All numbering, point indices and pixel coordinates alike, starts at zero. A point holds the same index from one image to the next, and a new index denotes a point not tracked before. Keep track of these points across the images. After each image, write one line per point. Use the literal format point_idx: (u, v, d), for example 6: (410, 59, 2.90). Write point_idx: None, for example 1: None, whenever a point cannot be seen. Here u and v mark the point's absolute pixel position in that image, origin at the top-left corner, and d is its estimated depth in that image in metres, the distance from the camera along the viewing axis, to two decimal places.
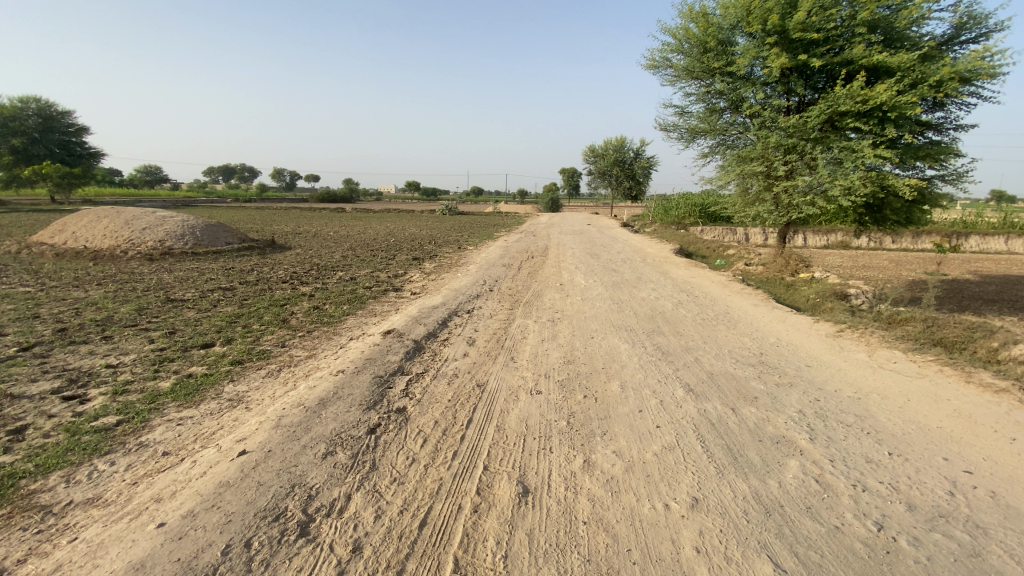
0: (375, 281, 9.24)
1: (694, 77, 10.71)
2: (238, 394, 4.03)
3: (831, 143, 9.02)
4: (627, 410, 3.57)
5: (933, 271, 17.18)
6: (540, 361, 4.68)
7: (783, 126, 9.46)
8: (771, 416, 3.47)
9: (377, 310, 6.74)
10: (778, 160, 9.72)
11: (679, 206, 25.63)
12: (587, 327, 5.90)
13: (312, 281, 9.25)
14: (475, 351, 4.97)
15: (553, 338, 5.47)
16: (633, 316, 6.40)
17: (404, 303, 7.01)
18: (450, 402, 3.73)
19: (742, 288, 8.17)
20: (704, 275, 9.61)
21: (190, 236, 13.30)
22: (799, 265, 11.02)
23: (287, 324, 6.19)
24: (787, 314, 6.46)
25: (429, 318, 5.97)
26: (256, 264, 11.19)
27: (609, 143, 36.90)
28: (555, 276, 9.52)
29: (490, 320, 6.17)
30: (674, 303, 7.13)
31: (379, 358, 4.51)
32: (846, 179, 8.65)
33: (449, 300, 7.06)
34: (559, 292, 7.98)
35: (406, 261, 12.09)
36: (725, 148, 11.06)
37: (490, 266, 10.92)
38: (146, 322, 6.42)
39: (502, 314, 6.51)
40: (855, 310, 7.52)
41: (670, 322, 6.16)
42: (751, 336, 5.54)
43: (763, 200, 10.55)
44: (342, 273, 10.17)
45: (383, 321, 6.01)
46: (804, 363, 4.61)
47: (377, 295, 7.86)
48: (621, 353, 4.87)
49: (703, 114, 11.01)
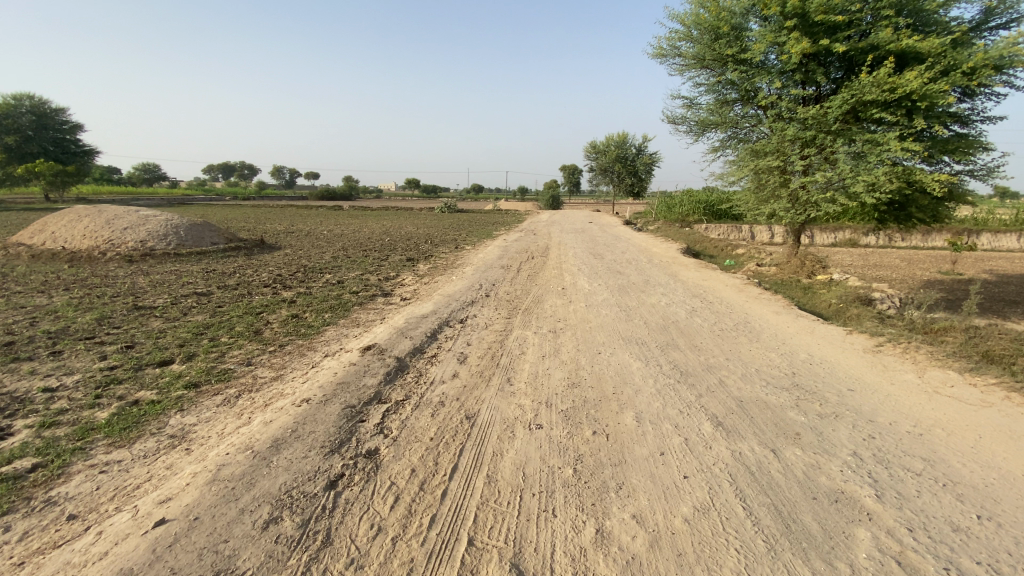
0: (363, 285, 8.61)
1: (705, 65, 10.07)
2: (183, 429, 3.41)
3: (853, 135, 8.39)
4: (646, 454, 2.93)
5: (948, 271, 16.51)
6: (541, 383, 4.05)
7: (800, 117, 8.83)
8: (822, 462, 2.84)
9: (360, 320, 6.09)
10: (795, 154, 9.10)
11: (683, 204, 24.97)
12: (593, 340, 5.26)
13: (296, 285, 8.61)
14: (466, 370, 4.34)
15: (554, 354, 4.83)
16: (644, 327, 5.75)
17: (391, 312, 6.37)
18: (433, 442, 3.10)
19: (760, 292, 7.54)
20: (717, 278, 8.98)
21: (173, 237, 12.66)
22: (815, 266, 10.37)
23: (258, 337, 5.55)
24: (815, 324, 5.82)
25: (416, 330, 5.33)
26: (240, 266, 10.56)
27: (611, 140, 36.16)
28: (557, 278, 8.90)
29: (485, 332, 5.53)
30: (687, 310, 6.49)
31: (353, 382, 3.88)
32: (870, 174, 8.02)
33: (441, 308, 6.41)
34: (561, 297, 7.34)
35: (400, 263, 11.45)
36: (737, 141, 10.42)
37: (488, 267, 10.26)
38: (105, 335, 5.78)
39: (498, 324, 5.87)
40: (884, 318, 6.87)
41: (685, 333, 5.51)
42: (778, 350, 4.91)
43: (778, 197, 9.92)
44: (330, 276, 9.53)
45: (366, 333, 5.38)
46: (846, 388, 3.99)
47: (364, 302, 7.22)
48: (634, 373, 4.23)
49: (713, 106, 10.37)
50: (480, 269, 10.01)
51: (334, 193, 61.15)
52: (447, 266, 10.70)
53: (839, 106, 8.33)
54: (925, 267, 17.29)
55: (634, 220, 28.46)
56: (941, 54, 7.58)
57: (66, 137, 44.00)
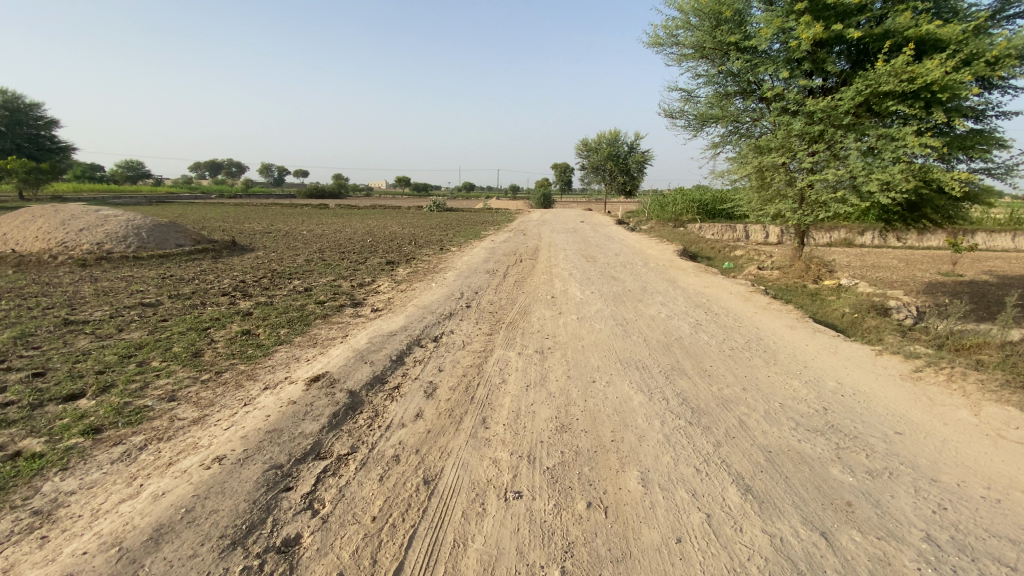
0: (332, 292, 7.81)
1: (705, 55, 9.36)
2: (55, 500, 2.60)
3: (867, 129, 7.73)
4: (658, 544, 2.20)
5: (947, 273, 15.98)
6: (523, 425, 3.30)
7: (809, 110, 8.15)
8: (895, 558, 2.12)
9: (319, 338, 5.29)
10: (802, 151, 8.42)
11: (676, 203, 24.37)
12: (586, 363, 4.50)
13: (258, 294, 7.80)
14: (433, 407, 3.57)
15: (541, 381, 4.09)
16: (644, 345, 5.01)
17: (355, 327, 5.60)
18: (375, 524, 2.34)
19: (768, 301, 6.84)
20: (719, 284, 8.29)
21: (134, 238, 11.75)
22: (822, 270, 9.70)
23: (195, 362, 4.73)
24: (837, 341, 5.13)
25: (379, 352, 4.55)
26: (202, 271, 9.71)
27: (602, 137, 35.43)
28: (545, 285, 8.17)
29: (461, 352, 4.76)
30: (691, 324, 5.78)
31: (287, 431, 3.11)
32: (885, 172, 7.37)
33: (413, 322, 5.63)
34: (549, 308, 6.58)
35: (378, 266, 10.65)
36: (739, 137, 9.75)
37: (471, 272, 9.48)
38: (18, 358, 4.94)
39: (477, 341, 5.09)
40: (906, 332, 6.19)
41: (692, 354, 4.78)
42: (802, 377, 4.20)
43: (785, 196, 9.25)
44: (297, 282, 8.73)
45: (320, 356, 4.59)
46: (893, 431, 3.28)
47: (328, 314, 6.41)
48: (636, 411, 3.48)
49: (713, 98, 9.68)
50: (463, 274, 9.25)
51: (322, 191, 59.94)
52: (428, 270, 9.93)
53: (852, 99, 7.65)
54: (924, 268, 16.76)
55: (626, 220, 27.76)
56: (963, 41, 6.92)
57: (40, 133, 42.52)
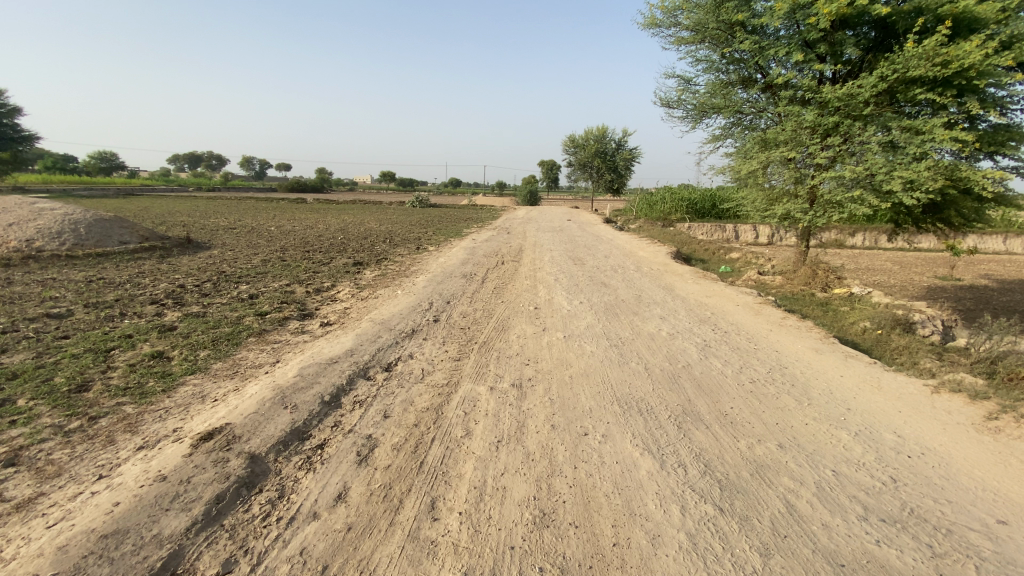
0: (280, 301, 6.74)
1: (705, 38, 8.48)
2: None
3: (889, 121, 6.88)
4: None
5: (945, 277, 15.33)
6: (488, 518, 2.31)
7: (823, 99, 7.28)
8: None
9: (242, 366, 4.25)
10: (814, 145, 7.54)
11: (665, 202, 23.51)
12: (575, 404, 3.52)
13: (192, 302, 6.70)
14: (363, 483, 2.57)
15: (516, 433, 3.10)
16: (646, 376, 4.06)
17: (292, 351, 4.56)
18: None
19: (782, 315, 5.94)
20: (723, 292, 7.38)
21: (71, 235, 10.51)
22: (830, 276, 8.86)
23: (71, 401, 3.65)
24: (878, 371, 4.25)
25: (308, 390, 3.52)
26: (139, 274, 8.55)
27: (589, 133, 34.50)
28: (528, 293, 7.19)
29: (417, 387, 3.75)
30: (699, 346, 4.84)
31: (133, 538, 2.11)
32: (909, 171, 6.54)
33: (363, 343, 4.59)
34: (532, 323, 5.60)
35: (343, 269, 9.55)
36: (742, 129, 8.89)
37: (446, 276, 8.44)
38: None
39: (440, 370, 4.08)
40: (942, 356, 5.33)
41: (706, 389, 3.84)
42: (851, 427, 3.30)
43: (792, 196, 8.38)
44: (244, 288, 7.61)
45: (233, 396, 3.55)
46: (998, 521, 2.41)
47: (266, 331, 5.36)
48: (644, 488, 2.52)
49: (714, 86, 8.79)
50: (436, 278, 8.23)
51: (303, 184, 58.13)
52: (397, 274, 8.88)
53: (874, 85, 6.79)
54: (919, 272, 16.15)
55: (613, 219, 26.95)
56: (1001, 21, 6.13)
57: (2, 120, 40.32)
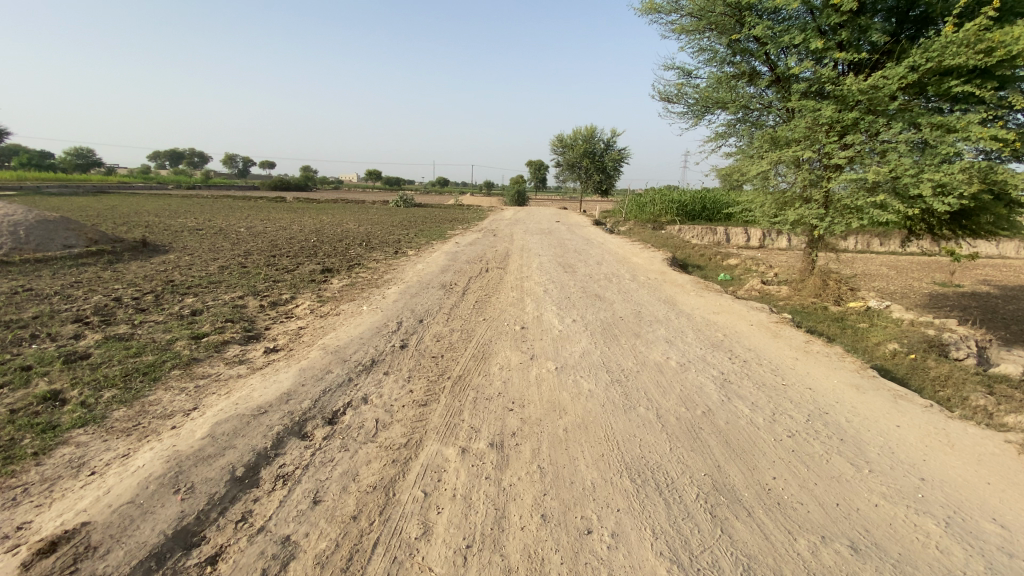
0: (224, 318, 5.79)
1: (710, 25, 7.74)
2: None
3: (918, 117, 6.16)
4: None
5: (944, 283, 14.80)
6: None
7: (842, 92, 6.54)
8: None
9: (147, 416, 3.33)
10: (830, 143, 6.79)
11: (656, 202, 22.75)
12: (572, 475, 2.67)
13: (122, 319, 5.73)
14: None
15: (493, 531, 2.24)
16: (660, 428, 3.22)
17: (217, 392, 3.64)
18: None
19: (805, 338, 5.15)
20: (731, 307, 6.58)
21: (6, 237, 9.42)
22: (842, 287, 8.13)
23: None
24: (941, 420, 3.46)
25: (215, 461, 2.64)
26: (73, 284, 7.51)
27: (578, 133, 33.76)
28: (513, 308, 6.33)
29: (366, 451, 2.88)
30: (719, 381, 4.01)
31: None
32: (942, 173, 5.81)
33: (306, 382, 3.69)
34: (517, 349, 4.74)
35: (308, 277, 8.58)
36: (748, 126, 8.15)
37: (421, 287, 7.53)
38: None
39: (398, 423, 3.21)
40: (993, 389, 4.58)
41: (737, 449, 3.02)
42: (935, 511, 2.50)
43: (804, 200, 7.62)
44: (187, 301, 6.63)
45: (116, 470, 2.64)
46: None
47: (196, 361, 4.43)
48: None
49: (718, 78, 8.04)
50: (410, 290, 7.32)
51: (286, 182, 56.28)
52: (367, 283, 7.96)
53: (901, 77, 6.06)
54: (917, 277, 15.55)
55: (603, 219, 26.23)
56: None
57: None
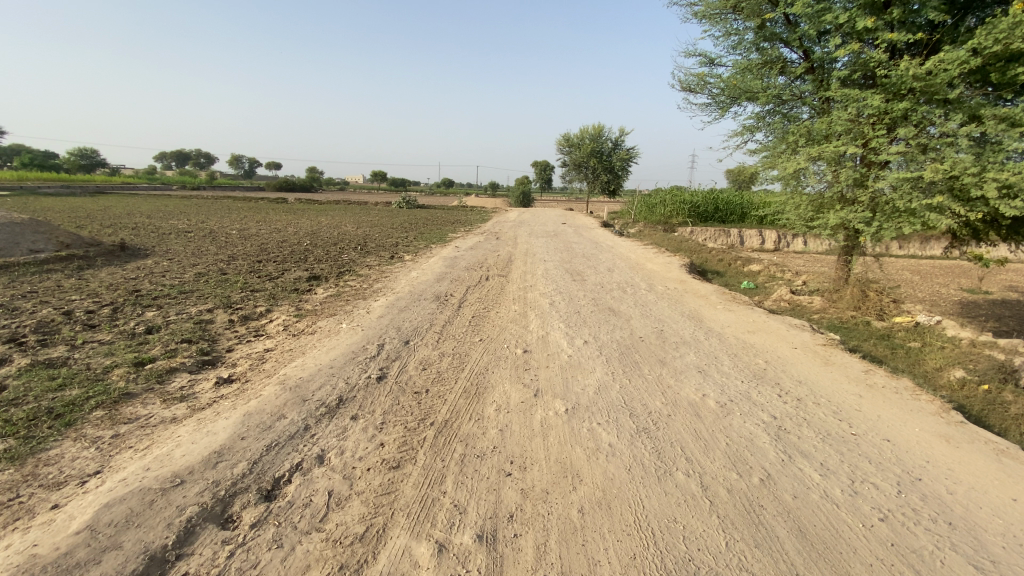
0: (181, 338, 4.99)
1: (738, 5, 6.94)
2: None
3: (981, 107, 5.32)
4: None
5: (974, 289, 13.86)
6: None
7: (892, 79, 5.71)
8: None
9: (32, 483, 2.52)
10: (877, 137, 5.94)
11: (665, 203, 21.85)
12: None
13: (61, 338, 4.94)
14: None
15: None
16: (708, 507, 2.40)
17: (134, 447, 2.84)
18: None
19: (863, 367, 4.30)
20: (765, 325, 5.73)
21: None
22: (884, 299, 7.26)
23: None
24: None
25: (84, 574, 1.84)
26: (26, 294, 6.74)
27: (585, 133, 32.89)
28: (515, 326, 5.51)
29: (306, 548, 2.08)
30: (771, 430, 3.18)
31: None
32: (1012, 171, 4.97)
33: (249, 434, 2.89)
34: (519, 381, 3.92)
35: (290, 285, 7.81)
36: (780, 118, 7.31)
37: (413, 299, 6.73)
38: None
39: (356, 499, 2.40)
40: None
41: (815, 542, 2.21)
42: None
43: (844, 201, 6.76)
44: (144, 316, 5.85)
45: None
46: None
47: (128, 397, 3.63)
48: None
49: (746, 65, 7.22)
50: (400, 302, 6.51)
51: (290, 182, 55.73)
52: (354, 294, 7.16)
53: (964, 61, 5.24)
54: (944, 283, 14.62)
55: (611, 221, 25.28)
56: None
57: None
